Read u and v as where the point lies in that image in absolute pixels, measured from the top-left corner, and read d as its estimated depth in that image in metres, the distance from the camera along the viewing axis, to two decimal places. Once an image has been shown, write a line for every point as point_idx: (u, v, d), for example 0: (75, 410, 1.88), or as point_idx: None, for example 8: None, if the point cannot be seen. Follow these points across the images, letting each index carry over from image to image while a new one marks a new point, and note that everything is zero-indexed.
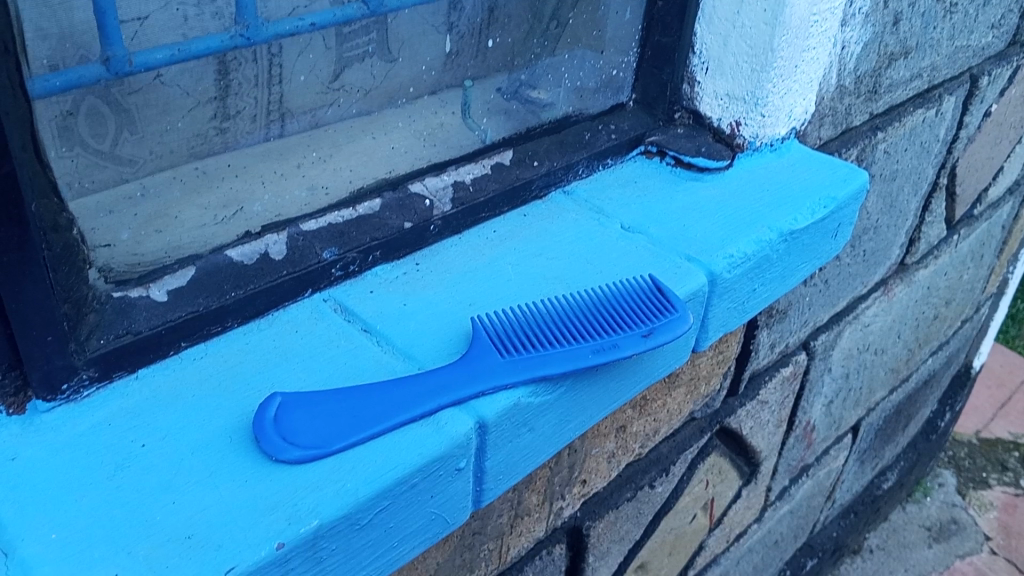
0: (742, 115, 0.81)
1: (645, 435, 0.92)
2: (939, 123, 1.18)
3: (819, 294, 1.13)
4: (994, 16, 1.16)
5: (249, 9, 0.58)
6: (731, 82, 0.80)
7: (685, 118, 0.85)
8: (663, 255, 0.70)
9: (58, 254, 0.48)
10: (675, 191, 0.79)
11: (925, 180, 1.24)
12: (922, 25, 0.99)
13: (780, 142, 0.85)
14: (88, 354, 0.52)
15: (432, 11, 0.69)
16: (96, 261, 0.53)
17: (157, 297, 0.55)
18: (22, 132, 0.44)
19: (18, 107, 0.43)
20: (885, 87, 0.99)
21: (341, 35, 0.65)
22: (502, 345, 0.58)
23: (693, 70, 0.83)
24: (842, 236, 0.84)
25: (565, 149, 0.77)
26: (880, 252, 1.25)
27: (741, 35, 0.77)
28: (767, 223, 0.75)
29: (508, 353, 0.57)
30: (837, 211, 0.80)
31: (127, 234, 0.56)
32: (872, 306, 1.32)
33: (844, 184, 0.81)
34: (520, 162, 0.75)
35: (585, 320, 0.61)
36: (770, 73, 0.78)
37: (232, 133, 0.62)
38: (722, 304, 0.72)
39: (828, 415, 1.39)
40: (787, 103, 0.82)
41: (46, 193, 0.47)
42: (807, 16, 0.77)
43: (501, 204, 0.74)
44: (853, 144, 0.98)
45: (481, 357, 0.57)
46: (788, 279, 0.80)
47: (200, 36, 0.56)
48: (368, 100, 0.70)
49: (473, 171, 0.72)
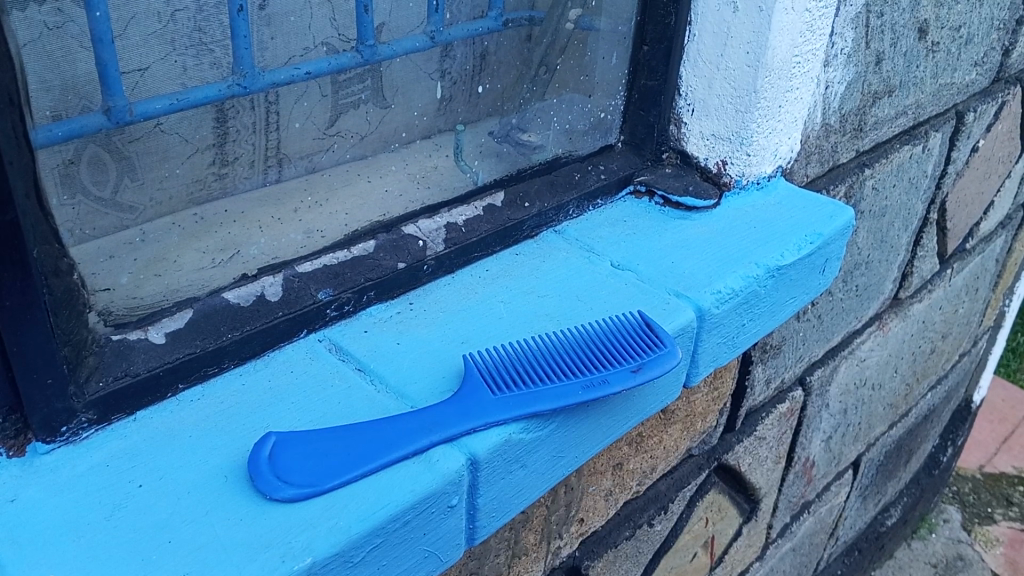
0: (728, 154, 0.83)
1: (642, 472, 0.92)
2: (926, 159, 1.19)
3: (813, 329, 1.14)
4: (977, 54, 1.18)
5: (247, 60, 0.63)
6: (716, 123, 0.82)
7: (673, 158, 0.87)
8: (653, 291, 0.71)
9: (58, 298, 0.50)
10: (664, 229, 0.80)
11: (915, 215, 1.26)
12: (904, 64, 1.01)
13: (767, 179, 0.87)
14: (87, 397, 0.53)
15: (424, 58, 0.74)
16: (95, 304, 0.54)
17: (156, 339, 0.56)
18: (25, 179, 0.45)
19: (22, 155, 0.45)
20: (870, 124, 1.01)
21: (336, 83, 0.69)
22: (492, 382, 0.59)
23: (679, 112, 0.85)
24: (830, 271, 0.86)
25: (556, 190, 0.79)
26: (873, 287, 1.26)
27: (725, 77, 0.79)
28: (754, 259, 0.76)
29: (499, 390, 0.58)
30: (824, 247, 0.81)
31: (126, 278, 0.58)
32: (867, 341, 1.33)
33: (830, 220, 0.83)
34: (511, 204, 0.76)
35: (575, 357, 0.62)
36: (754, 113, 0.79)
37: (230, 178, 0.65)
38: (712, 339, 0.73)
39: (827, 450, 1.39)
40: (772, 142, 0.84)
41: (48, 238, 0.48)
42: (789, 58, 0.79)
43: (494, 244, 0.75)
44: (841, 181, 1.00)
45: (470, 395, 0.58)
46: (777, 314, 0.81)
47: (198, 86, 0.61)
48: (364, 144, 0.74)
49: (466, 212, 0.74)
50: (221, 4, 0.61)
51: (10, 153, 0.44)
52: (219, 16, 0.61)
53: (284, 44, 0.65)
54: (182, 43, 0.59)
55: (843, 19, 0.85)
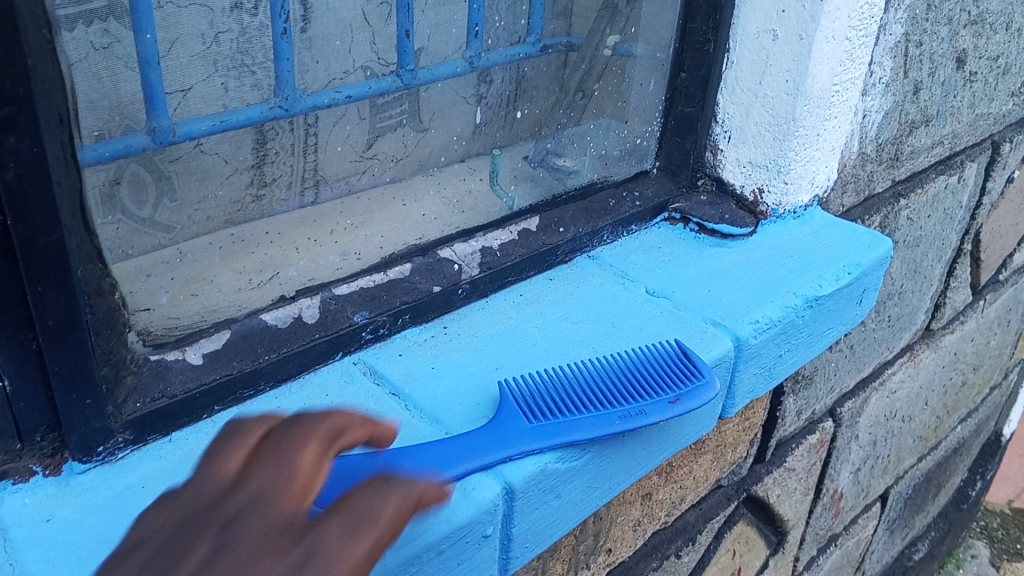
0: (764, 182, 0.81)
1: (671, 502, 0.91)
2: (961, 190, 1.18)
3: (845, 360, 1.13)
4: (1014, 84, 1.17)
5: (289, 83, 0.67)
6: (753, 150, 0.81)
7: (707, 185, 0.85)
8: (689, 319, 0.70)
9: (100, 317, 0.50)
10: (699, 256, 0.79)
11: (949, 246, 1.24)
12: (942, 94, 1.01)
13: (803, 209, 0.85)
14: (124, 417, 0.52)
15: (462, 84, 0.78)
16: (135, 324, 0.54)
17: (193, 360, 0.56)
18: (72, 200, 0.45)
19: (70, 174, 0.45)
20: (906, 154, 1.00)
21: (376, 107, 0.74)
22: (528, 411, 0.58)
23: (715, 139, 0.83)
24: (868, 301, 0.84)
25: (591, 215, 0.77)
26: (905, 317, 1.24)
27: (763, 105, 0.78)
28: (792, 289, 0.75)
29: (536, 419, 0.57)
30: (862, 277, 0.80)
31: (165, 299, 0.58)
32: (899, 372, 1.31)
33: (868, 251, 0.81)
34: (546, 228, 0.75)
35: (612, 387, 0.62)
36: (792, 142, 0.78)
37: (269, 199, 0.69)
38: (748, 370, 0.72)
39: (856, 482, 1.37)
40: (809, 171, 0.82)
41: (92, 258, 0.48)
42: (828, 87, 0.78)
43: (528, 269, 0.73)
44: (876, 211, 0.99)
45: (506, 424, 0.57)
46: (813, 346, 0.80)
47: (241, 108, 0.64)
48: (400, 167, 0.78)
49: (501, 237, 0.73)
50: (265, 26, 0.65)
51: (58, 173, 0.44)
52: (262, 38, 0.65)
53: (326, 67, 0.70)
54: (224, 64, 0.63)
55: (882, 48, 0.84)
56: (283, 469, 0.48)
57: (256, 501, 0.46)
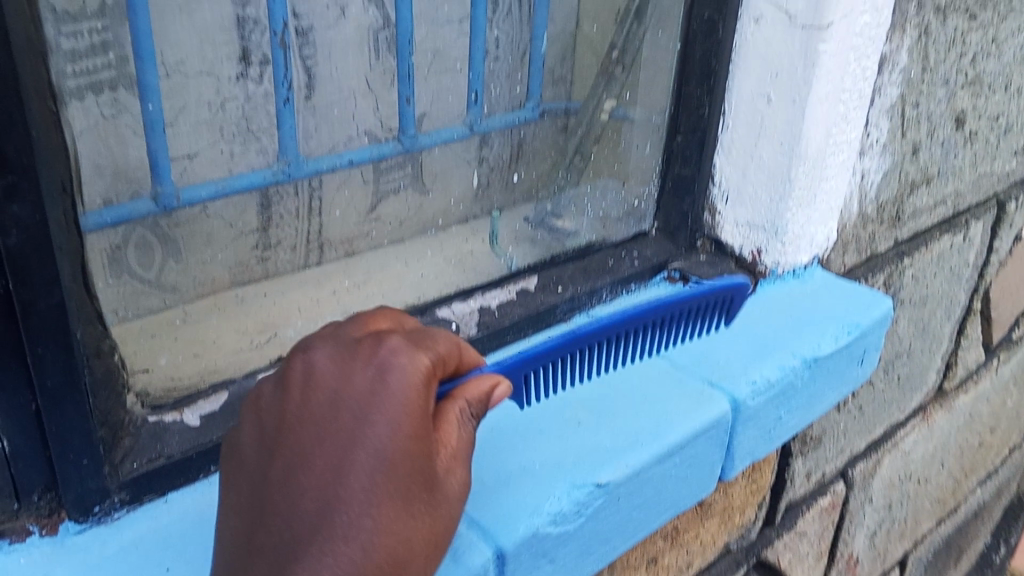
0: (763, 243, 0.81)
1: (678, 567, 0.90)
2: (967, 249, 1.18)
3: (854, 421, 1.12)
4: (1017, 143, 1.18)
5: (290, 149, 0.78)
6: (750, 211, 0.81)
7: (706, 246, 0.84)
8: (687, 380, 0.70)
9: (99, 378, 0.50)
10: None
11: (957, 304, 1.24)
12: (942, 153, 1.02)
13: (803, 268, 0.85)
14: (120, 477, 0.53)
15: (462, 149, 0.90)
16: (134, 385, 0.55)
17: (190, 421, 0.56)
18: (74, 264, 0.47)
19: (71, 240, 0.46)
20: (907, 214, 1.01)
21: (380, 170, 0.87)
22: (578, 368, 0.61)
23: (713, 200, 0.82)
24: (869, 362, 0.84)
25: (589, 275, 0.76)
26: (916, 377, 1.23)
27: (758, 166, 0.78)
28: (790, 350, 0.75)
29: (579, 352, 0.60)
30: (861, 337, 0.80)
31: (165, 359, 0.59)
32: (911, 433, 1.30)
33: (868, 310, 0.81)
34: (545, 288, 0.74)
35: (644, 341, 0.65)
36: (789, 202, 0.78)
37: (273, 262, 0.74)
38: (746, 431, 0.72)
39: (872, 546, 1.35)
40: (808, 231, 0.82)
41: (92, 320, 0.49)
42: (823, 147, 0.78)
43: (526, 328, 0.71)
44: (879, 270, 1.00)
45: (558, 367, 0.59)
46: (814, 407, 0.79)
47: (246, 172, 0.75)
48: (403, 228, 0.85)
49: (499, 296, 0.72)
50: (269, 96, 0.77)
51: (61, 238, 0.45)
52: (265, 107, 0.76)
53: None
54: (229, 131, 0.75)
55: (878, 110, 0.86)
56: (351, 324, 0.50)
57: (332, 340, 0.48)
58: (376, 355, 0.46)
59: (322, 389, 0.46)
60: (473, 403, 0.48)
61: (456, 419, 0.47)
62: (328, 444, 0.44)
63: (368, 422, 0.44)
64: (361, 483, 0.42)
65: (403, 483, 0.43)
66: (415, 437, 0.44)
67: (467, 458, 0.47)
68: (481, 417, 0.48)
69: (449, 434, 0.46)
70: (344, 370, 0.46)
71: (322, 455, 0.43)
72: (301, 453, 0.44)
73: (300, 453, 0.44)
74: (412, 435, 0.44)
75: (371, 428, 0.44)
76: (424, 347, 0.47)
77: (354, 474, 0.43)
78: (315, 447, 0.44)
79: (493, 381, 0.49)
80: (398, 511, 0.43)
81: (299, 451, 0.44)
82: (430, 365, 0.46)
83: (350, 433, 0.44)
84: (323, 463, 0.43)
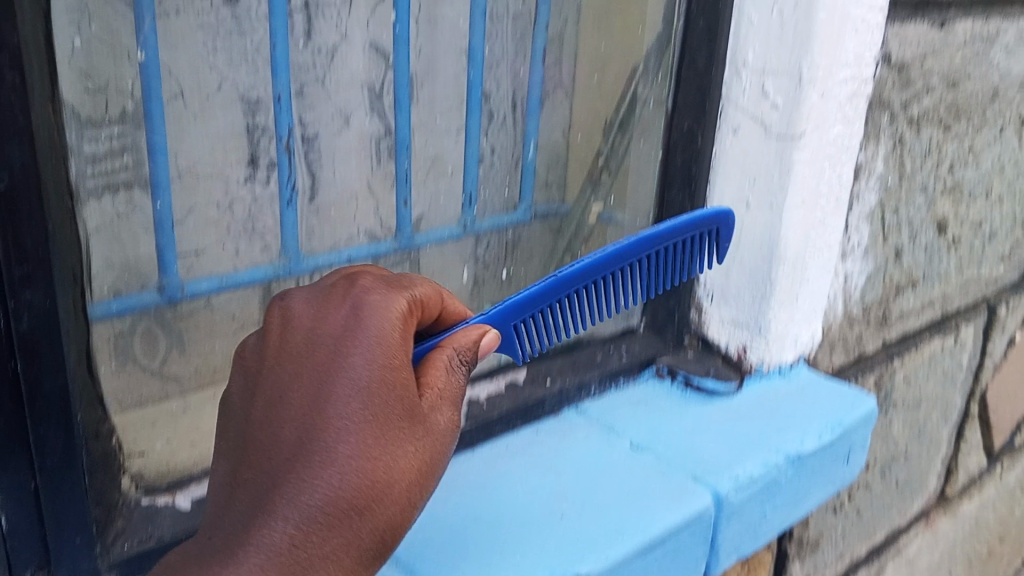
0: (748, 340, 0.85)
1: None
2: (959, 352, 1.20)
3: (852, 524, 1.11)
4: (1003, 249, 1.21)
5: (292, 248, 0.86)
6: (735, 309, 0.85)
7: (694, 341, 0.89)
8: (671, 474, 0.72)
9: (96, 459, 0.53)
10: (685, 411, 0.81)
11: (953, 407, 1.25)
12: (926, 257, 1.05)
13: (789, 367, 0.88)
14: (110, 557, 0.54)
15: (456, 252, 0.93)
16: (130, 468, 0.57)
17: (182, 504, 0.58)
18: (79, 350, 0.50)
19: (79, 328, 0.50)
20: (895, 316, 1.03)
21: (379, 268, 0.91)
22: (571, 315, 0.62)
23: (700, 299, 0.87)
24: (855, 460, 0.85)
25: (578, 369, 0.81)
26: (915, 481, 1.23)
27: (741, 267, 0.82)
28: (774, 446, 0.76)
29: (568, 298, 0.60)
30: (846, 435, 0.81)
31: (160, 444, 0.61)
32: (914, 539, 1.28)
33: (852, 408, 0.83)
34: (534, 381, 0.78)
35: (643, 274, 0.64)
36: (772, 302, 0.81)
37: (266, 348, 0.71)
38: (731, 526, 0.73)
39: None
40: (792, 330, 0.85)
41: (93, 403, 0.53)
42: (802, 250, 0.81)
43: (516, 420, 0.76)
44: (869, 370, 1.02)
45: (552, 314, 0.61)
46: (801, 504, 0.80)
47: (249, 266, 0.82)
48: None
49: (489, 389, 0.76)
50: (274, 197, 0.87)
51: (70, 327, 0.49)
52: (271, 208, 0.87)
53: None
54: (235, 229, 0.82)
55: (857, 215, 0.90)
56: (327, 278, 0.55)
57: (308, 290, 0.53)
58: (350, 296, 0.50)
59: (298, 330, 0.50)
60: (462, 351, 0.53)
61: (446, 364, 0.52)
62: (306, 378, 0.48)
63: (343, 356, 0.48)
64: (338, 411, 0.46)
65: (380, 411, 0.47)
66: (391, 368, 0.48)
67: (451, 399, 0.51)
68: (471, 363, 0.54)
69: (433, 378, 0.51)
70: (320, 313, 0.50)
71: (301, 389, 0.47)
72: (281, 390, 0.48)
73: (280, 392, 0.48)
74: (389, 366, 0.48)
75: (348, 361, 0.47)
76: (398, 291, 0.52)
77: (334, 404, 0.46)
78: (295, 381, 0.48)
79: (480, 331, 0.55)
80: (376, 436, 0.46)
81: (279, 388, 0.48)
82: (405, 306, 0.51)
83: (325, 367, 0.48)
84: (303, 396, 0.47)
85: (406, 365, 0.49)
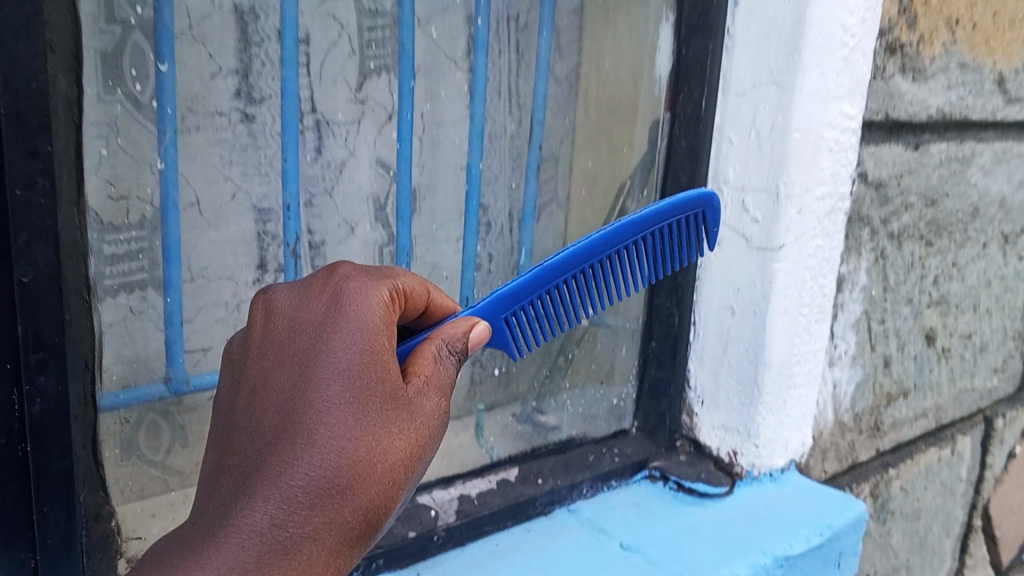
0: (738, 445, 0.86)
1: None
2: (957, 463, 1.20)
3: None
4: (995, 361, 1.23)
5: None
6: (724, 414, 0.87)
7: (686, 445, 0.91)
8: None
9: (94, 541, 0.56)
10: (675, 513, 0.82)
11: (955, 520, 1.24)
12: (916, 367, 1.07)
13: (779, 471, 0.89)
14: None
15: None
16: (126, 552, 0.60)
17: None
18: (85, 433, 0.54)
19: (87, 413, 0.53)
20: (887, 425, 1.05)
21: None
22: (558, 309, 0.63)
23: (691, 403, 0.89)
24: (844, 565, 0.86)
25: (569, 469, 0.83)
26: None
27: (730, 372, 0.85)
28: (762, 548, 0.77)
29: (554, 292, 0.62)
30: (835, 538, 0.82)
31: (156, 530, 0.64)
32: None
33: (840, 512, 0.84)
34: (524, 479, 0.80)
35: (631, 262, 0.65)
36: (759, 407, 0.84)
37: None
38: None
39: None
40: (781, 435, 0.87)
41: (95, 486, 0.56)
42: (787, 357, 0.84)
43: (505, 518, 0.77)
44: (863, 478, 1.02)
45: (542, 306, 0.62)
46: None
47: None
48: None
49: (479, 485, 0.78)
50: None
51: (79, 412, 0.52)
52: None
53: None
54: None
55: (842, 325, 0.93)
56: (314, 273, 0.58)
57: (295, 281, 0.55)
58: (331, 283, 0.53)
59: (282, 322, 0.52)
60: (449, 342, 0.56)
61: (434, 355, 0.55)
62: (289, 361, 0.50)
63: (324, 338, 0.50)
64: (318, 395, 0.48)
65: (361, 394, 0.48)
66: (372, 349, 0.50)
67: (439, 385, 0.53)
68: (458, 354, 0.56)
69: (421, 366, 0.53)
70: (302, 300, 0.53)
71: (285, 371, 0.50)
72: (266, 376, 0.50)
73: (264, 378, 0.50)
74: (370, 345, 0.50)
75: (330, 343, 0.50)
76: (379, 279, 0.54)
77: (318, 382, 0.48)
78: (278, 367, 0.50)
79: (468, 324, 0.58)
80: (358, 416, 0.48)
81: (264, 374, 0.50)
82: (386, 294, 0.53)
83: (307, 349, 0.50)
84: (287, 379, 0.49)
85: (389, 348, 0.51)
